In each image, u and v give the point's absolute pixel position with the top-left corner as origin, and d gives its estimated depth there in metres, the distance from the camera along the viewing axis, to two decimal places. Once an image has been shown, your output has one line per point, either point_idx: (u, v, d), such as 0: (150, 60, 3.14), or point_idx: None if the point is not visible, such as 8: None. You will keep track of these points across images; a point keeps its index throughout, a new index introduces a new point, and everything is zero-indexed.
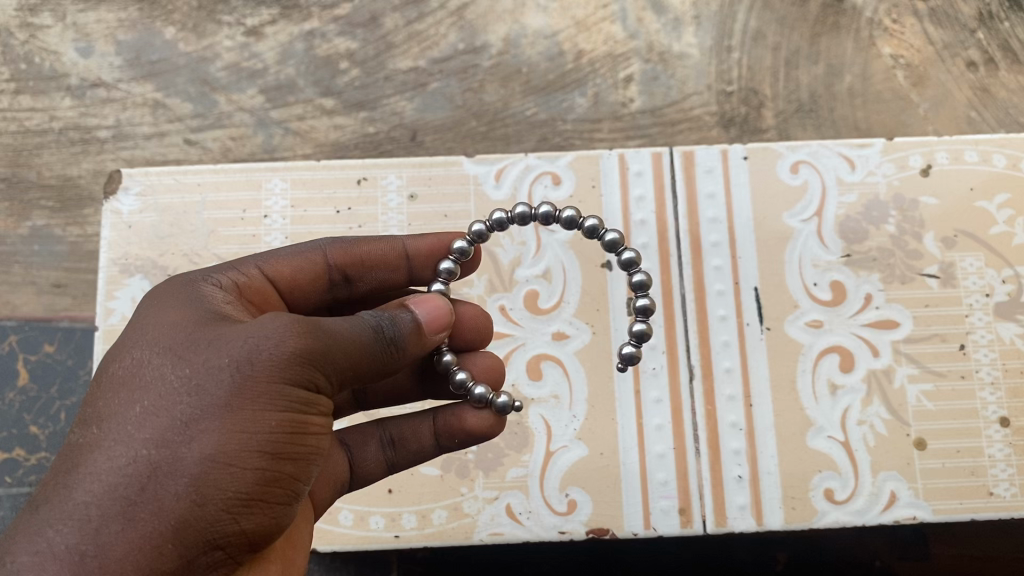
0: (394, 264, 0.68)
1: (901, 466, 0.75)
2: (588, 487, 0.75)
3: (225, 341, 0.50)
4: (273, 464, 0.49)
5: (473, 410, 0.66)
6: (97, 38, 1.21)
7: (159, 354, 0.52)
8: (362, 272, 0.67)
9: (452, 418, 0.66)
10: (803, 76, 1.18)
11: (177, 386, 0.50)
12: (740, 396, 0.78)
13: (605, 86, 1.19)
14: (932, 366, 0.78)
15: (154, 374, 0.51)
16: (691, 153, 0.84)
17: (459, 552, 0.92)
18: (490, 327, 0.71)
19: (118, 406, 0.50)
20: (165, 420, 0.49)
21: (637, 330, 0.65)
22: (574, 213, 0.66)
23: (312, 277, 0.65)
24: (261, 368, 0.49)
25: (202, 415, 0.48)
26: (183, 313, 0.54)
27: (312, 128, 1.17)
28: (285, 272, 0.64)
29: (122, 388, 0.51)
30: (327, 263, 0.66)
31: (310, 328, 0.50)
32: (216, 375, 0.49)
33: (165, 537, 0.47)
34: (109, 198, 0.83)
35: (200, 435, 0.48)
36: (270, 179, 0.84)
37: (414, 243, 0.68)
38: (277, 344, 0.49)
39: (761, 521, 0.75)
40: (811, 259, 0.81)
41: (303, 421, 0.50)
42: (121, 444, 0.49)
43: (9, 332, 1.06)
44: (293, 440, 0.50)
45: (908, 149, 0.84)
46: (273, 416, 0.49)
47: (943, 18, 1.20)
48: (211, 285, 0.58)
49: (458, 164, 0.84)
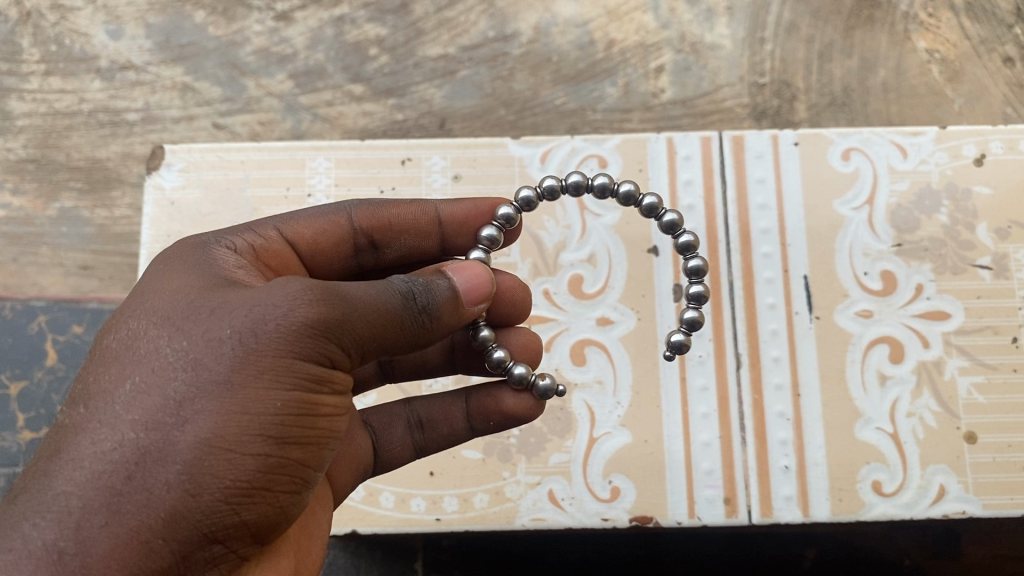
0: (425, 231, 0.67)
1: (951, 460, 0.74)
2: (632, 474, 0.75)
3: (230, 311, 0.50)
4: (277, 450, 0.48)
5: (512, 393, 0.65)
6: (127, 21, 1.22)
7: (156, 326, 0.51)
8: (389, 238, 0.67)
9: (489, 400, 0.66)
10: (837, 69, 1.16)
11: (173, 360, 0.49)
12: (788, 385, 0.77)
13: (636, 76, 1.17)
14: (984, 359, 0.77)
15: (149, 347, 0.50)
16: (741, 137, 0.83)
17: (487, 540, 0.92)
18: (526, 300, 0.69)
19: (108, 383, 0.50)
20: (158, 399, 0.48)
21: (688, 318, 0.65)
22: (632, 188, 0.67)
23: (334, 241, 0.65)
24: (267, 341, 0.48)
25: (197, 395, 0.48)
26: (188, 279, 0.54)
27: (340, 114, 1.17)
28: (306, 234, 0.64)
29: (114, 362, 0.51)
30: (352, 226, 0.66)
31: (326, 295, 0.49)
32: (216, 348, 0.48)
33: (154, 531, 0.46)
34: (153, 174, 0.83)
35: (194, 417, 0.47)
36: (314, 158, 0.83)
37: (447, 209, 0.67)
38: (286, 315, 0.48)
39: (807, 513, 0.74)
40: (862, 248, 0.80)
41: (313, 401, 0.50)
42: (108, 427, 0.48)
43: (37, 311, 1.04)
44: (300, 422, 0.49)
45: (961, 138, 0.83)
46: (278, 395, 0.48)
47: (980, 13, 1.18)
48: (223, 248, 0.58)
49: (503, 146, 0.84)
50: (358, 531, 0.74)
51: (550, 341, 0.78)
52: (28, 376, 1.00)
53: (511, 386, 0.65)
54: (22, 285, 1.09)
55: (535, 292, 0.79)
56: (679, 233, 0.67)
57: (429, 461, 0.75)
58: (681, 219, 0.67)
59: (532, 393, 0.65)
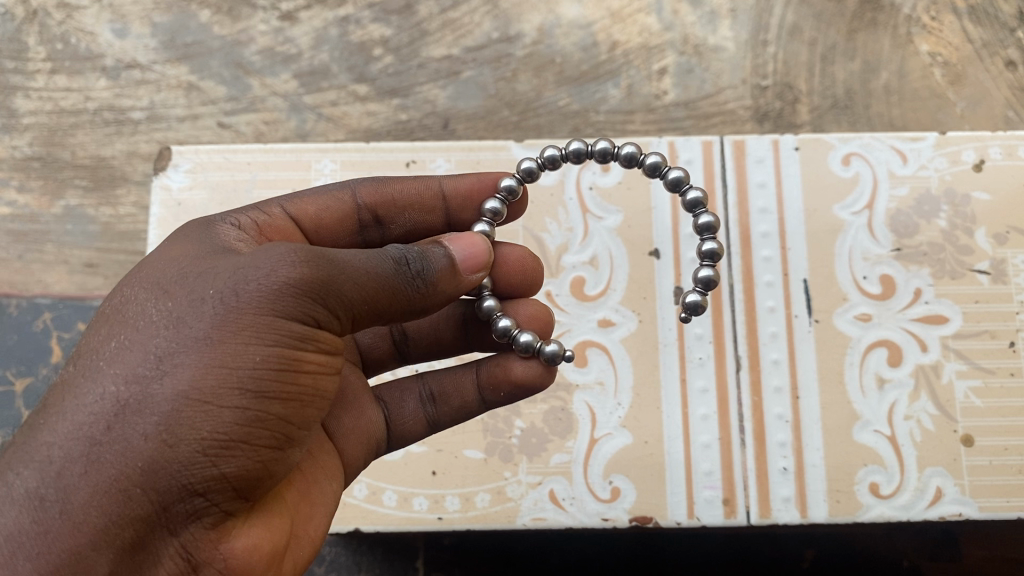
0: (429, 205, 0.68)
1: (948, 462, 0.75)
2: (631, 474, 0.75)
3: (217, 274, 0.50)
4: (257, 404, 0.47)
5: (522, 360, 0.66)
6: (132, 20, 1.22)
7: (148, 291, 0.52)
8: (393, 214, 0.67)
9: (498, 369, 0.66)
10: (839, 72, 1.17)
11: (159, 320, 0.49)
12: (787, 388, 0.77)
13: (639, 78, 1.18)
14: (981, 362, 0.77)
15: (138, 309, 0.51)
16: (742, 142, 0.84)
17: (487, 536, 0.93)
18: (537, 270, 0.70)
19: (98, 343, 0.50)
20: (140, 355, 0.48)
21: (703, 276, 0.64)
22: (634, 149, 0.66)
23: (339, 217, 0.65)
24: (249, 299, 0.48)
25: (179, 350, 0.48)
26: (182, 250, 0.54)
27: (345, 114, 1.18)
28: (310, 211, 0.64)
29: (106, 325, 0.51)
30: (356, 202, 0.66)
31: (309, 256, 0.49)
32: (200, 308, 0.49)
33: (131, 480, 0.46)
34: (159, 175, 0.84)
35: (174, 370, 0.47)
36: (320, 160, 0.84)
37: (451, 184, 0.68)
38: (267, 275, 0.48)
39: (805, 514, 0.74)
40: (862, 252, 0.80)
41: (297, 357, 0.49)
42: (92, 382, 0.48)
43: (43, 309, 1.06)
44: (283, 378, 0.48)
45: (962, 143, 0.83)
46: (259, 350, 0.47)
47: (983, 16, 1.18)
48: (227, 225, 0.58)
49: (507, 149, 0.84)
50: (361, 529, 0.75)
51: None
52: (34, 373, 1.01)
53: (521, 352, 0.65)
54: (27, 282, 1.09)
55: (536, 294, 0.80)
56: (685, 189, 0.67)
57: (431, 460, 0.76)
58: (686, 176, 0.67)
59: (542, 359, 0.65)
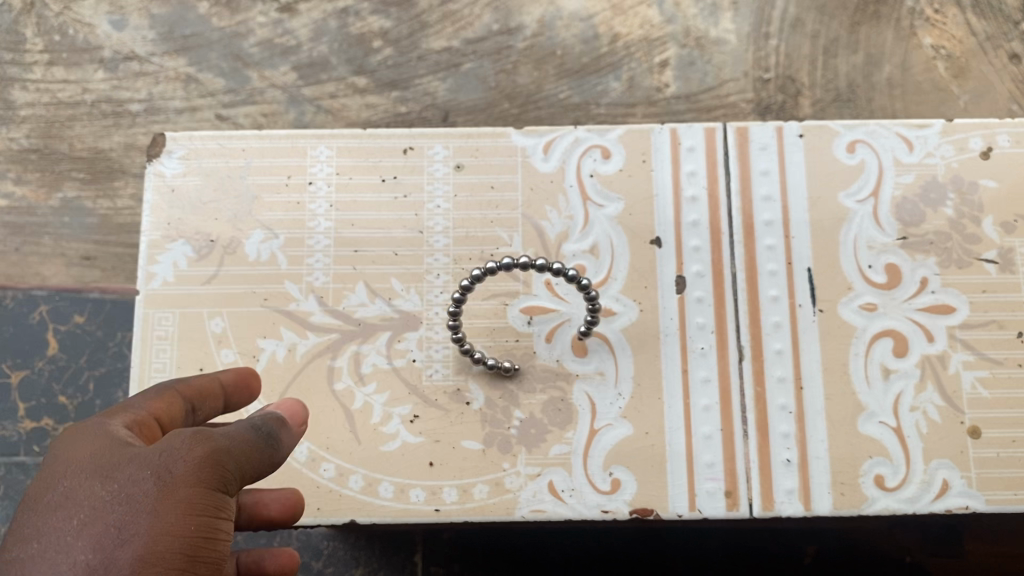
0: (217, 396, 0.69)
1: (954, 455, 0.74)
2: (632, 466, 0.74)
3: (145, 455, 0.55)
4: (193, 567, 0.53)
5: (275, 499, 0.71)
6: (131, 12, 1.22)
7: (82, 477, 0.55)
8: (203, 402, 0.67)
9: (254, 505, 0.71)
10: (841, 65, 1.16)
11: (107, 499, 0.54)
12: (791, 378, 0.77)
13: (640, 70, 1.17)
14: (989, 353, 0.76)
15: (79, 494, 0.55)
16: (745, 129, 0.83)
17: (494, 532, 0.96)
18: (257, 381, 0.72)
19: (46, 524, 0.53)
20: (100, 528, 0.53)
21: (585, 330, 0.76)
22: (564, 271, 0.73)
23: (172, 415, 0.64)
24: (182, 475, 0.54)
25: (133, 520, 0.53)
26: (96, 437, 0.57)
27: (344, 106, 1.17)
28: (156, 415, 0.62)
29: (50, 509, 0.54)
30: (181, 397, 0.65)
31: (209, 438, 0.56)
32: (140, 484, 0.54)
33: None
34: (153, 161, 0.82)
35: (132, 537, 0.52)
36: (316, 146, 0.83)
37: (227, 376, 0.69)
38: (186, 455, 0.54)
39: (809, 507, 0.74)
40: (867, 240, 0.80)
41: (215, 526, 0.54)
42: (59, 552, 0.52)
43: (39, 301, 1.07)
44: (210, 545, 0.54)
45: (968, 131, 0.82)
46: (195, 518, 0.53)
47: (986, 10, 1.18)
48: (117, 425, 0.59)
49: (506, 136, 0.83)
50: (357, 521, 0.74)
51: (550, 332, 0.78)
52: (30, 365, 1.04)
53: None
54: (25, 275, 1.09)
55: (535, 283, 0.79)
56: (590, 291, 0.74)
57: (428, 451, 0.75)
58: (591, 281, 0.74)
59: None
